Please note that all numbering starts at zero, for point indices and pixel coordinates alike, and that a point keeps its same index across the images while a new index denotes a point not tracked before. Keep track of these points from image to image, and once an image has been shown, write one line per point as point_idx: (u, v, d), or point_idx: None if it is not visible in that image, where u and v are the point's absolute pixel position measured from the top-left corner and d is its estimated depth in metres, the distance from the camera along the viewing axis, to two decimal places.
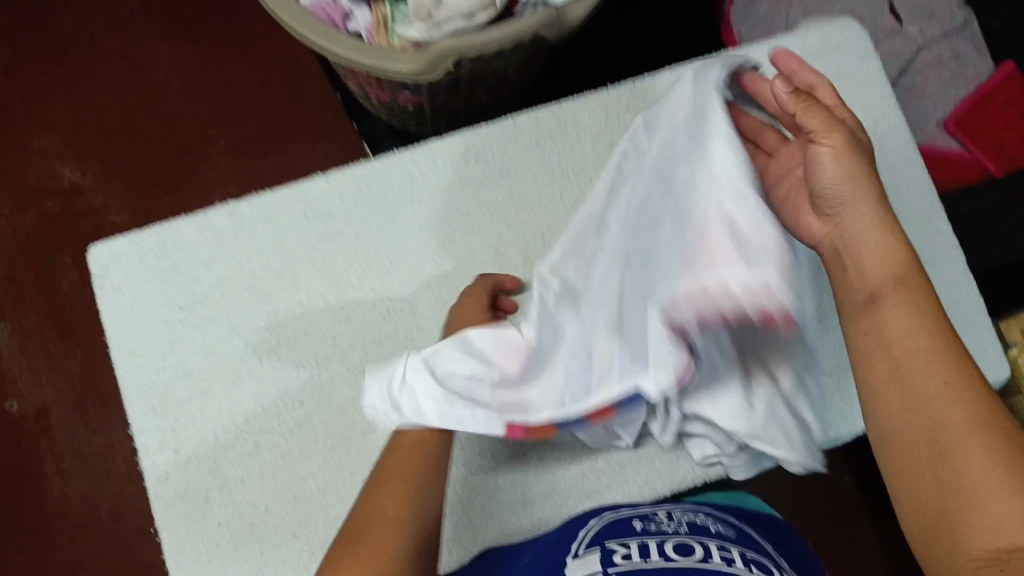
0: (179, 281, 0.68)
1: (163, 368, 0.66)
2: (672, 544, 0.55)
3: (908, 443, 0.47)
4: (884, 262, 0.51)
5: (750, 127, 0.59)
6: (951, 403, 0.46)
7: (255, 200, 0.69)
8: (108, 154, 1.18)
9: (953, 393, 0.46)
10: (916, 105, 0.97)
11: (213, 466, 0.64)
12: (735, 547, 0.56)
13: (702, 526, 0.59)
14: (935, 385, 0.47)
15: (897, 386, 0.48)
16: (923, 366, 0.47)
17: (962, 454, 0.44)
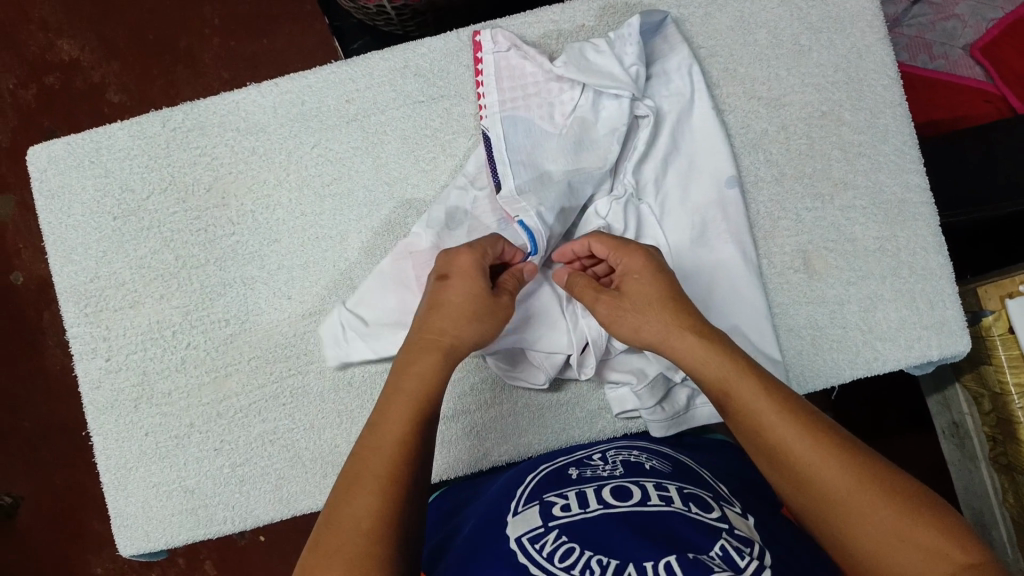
0: (112, 189, 0.66)
1: (97, 277, 0.66)
2: (609, 488, 0.52)
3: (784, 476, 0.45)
4: (713, 376, 0.48)
5: (567, 288, 0.55)
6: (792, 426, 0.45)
7: (187, 107, 0.65)
8: (99, 26, 1.10)
9: (808, 469, 0.44)
10: (943, 24, 0.87)
11: (143, 377, 0.65)
12: (672, 484, 0.53)
13: (637, 464, 0.56)
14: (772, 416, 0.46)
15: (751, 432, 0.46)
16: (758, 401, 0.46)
17: (821, 476, 0.44)
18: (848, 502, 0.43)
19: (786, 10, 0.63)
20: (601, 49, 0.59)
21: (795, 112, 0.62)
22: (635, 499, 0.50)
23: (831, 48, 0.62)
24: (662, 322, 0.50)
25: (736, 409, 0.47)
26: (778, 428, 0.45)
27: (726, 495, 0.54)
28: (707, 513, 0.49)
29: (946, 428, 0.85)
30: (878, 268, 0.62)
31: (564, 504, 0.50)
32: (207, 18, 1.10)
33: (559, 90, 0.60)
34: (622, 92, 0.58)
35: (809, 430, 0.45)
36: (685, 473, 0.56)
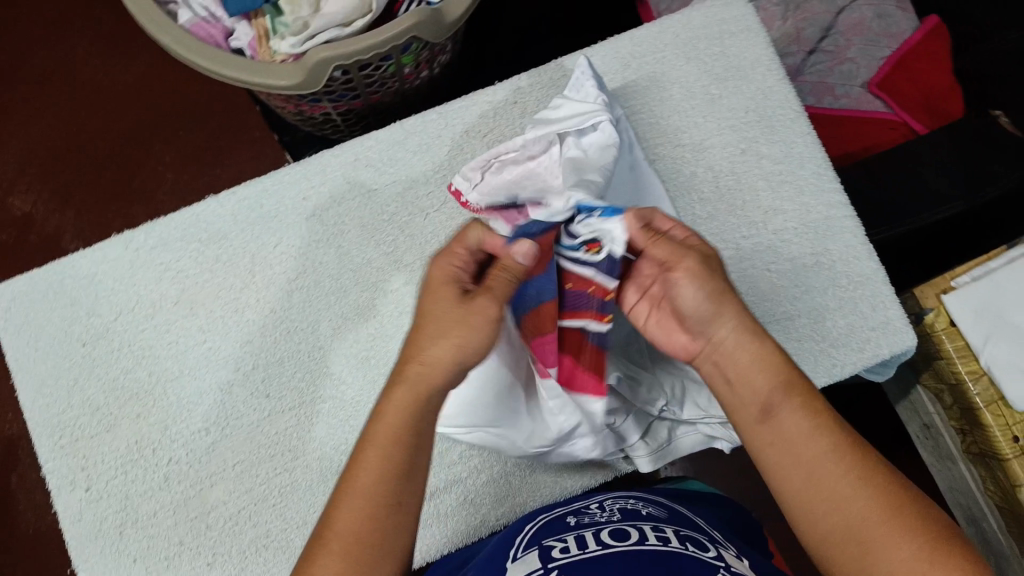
0: (79, 316, 0.67)
1: (70, 405, 0.66)
2: (607, 531, 0.52)
3: (813, 491, 0.46)
4: (759, 390, 0.49)
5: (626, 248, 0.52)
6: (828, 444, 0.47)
7: (148, 227, 0.68)
8: (50, 180, 1.13)
9: (843, 485, 0.45)
10: (839, 68, 0.94)
11: (125, 501, 0.64)
12: (669, 527, 0.53)
13: (633, 510, 0.56)
14: (815, 432, 0.47)
15: (789, 450, 0.47)
16: (801, 421, 0.48)
17: (858, 491, 0.45)
18: (877, 518, 0.44)
19: (693, 65, 0.69)
20: (558, 108, 0.65)
21: (717, 153, 0.68)
22: (633, 539, 0.50)
23: (739, 93, 0.68)
24: (732, 311, 0.50)
25: (781, 411, 0.48)
26: (813, 438, 0.47)
27: (720, 540, 0.54)
28: (703, 552, 0.50)
29: (919, 430, 0.92)
30: (820, 281, 0.65)
31: (563, 546, 0.51)
32: (157, 157, 1.14)
33: (540, 153, 0.64)
34: (597, 117, 0.63)
35: (844, 447, 0.47)
36: (680, 517, 0.56)
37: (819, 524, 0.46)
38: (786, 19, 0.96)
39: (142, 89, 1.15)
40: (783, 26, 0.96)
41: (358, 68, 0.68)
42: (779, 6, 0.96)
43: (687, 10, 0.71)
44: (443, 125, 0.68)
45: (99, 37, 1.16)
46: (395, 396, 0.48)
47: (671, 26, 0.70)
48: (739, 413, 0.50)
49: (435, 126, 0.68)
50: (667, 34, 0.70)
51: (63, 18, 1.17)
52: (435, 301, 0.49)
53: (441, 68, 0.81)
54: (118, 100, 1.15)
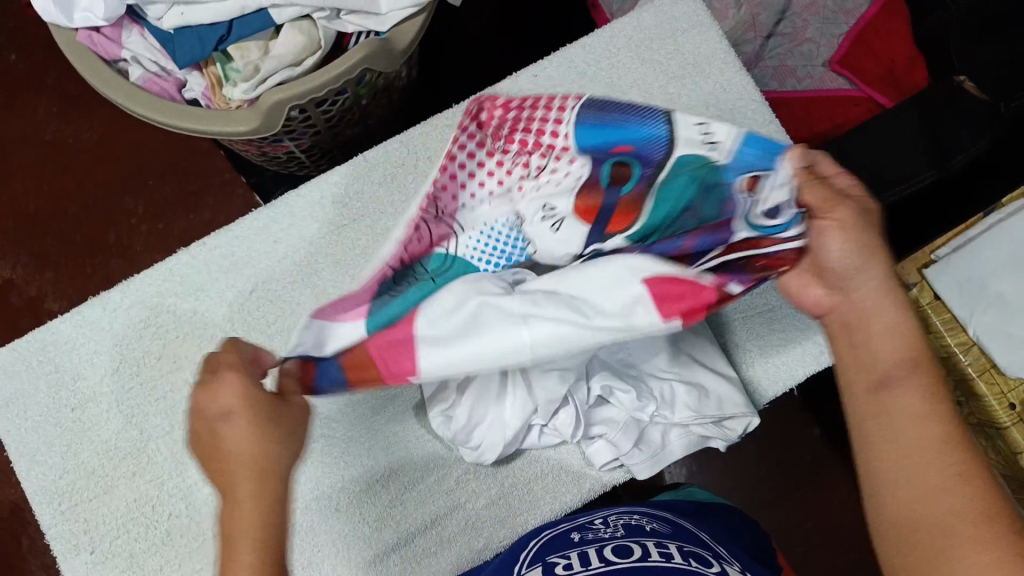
0: (65, 381, 0.67)
1: (64, 471, 0.66)
2: (610, 547, 0.52)
3: (916, 466, 0.43)
4: (873, 361, 0.46)
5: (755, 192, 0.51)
6: (936, 422, 0.44)
7: (124, 286, 0.68)
8: (29, 242, 1.14)
9: (950, 461, 0.42)
10: (799, 49, 0.94)
11: (130, 559, 0.64)
12: (672, 543, 0.53)
13: (637, 526, 0.56)
14: (932, 411, 0.44)
15: (903, 421, 0.44)
16: (917, 399, 0.44)
17: (961, 477, 0.42)
18: (969, 517, 0.41)
19: (649, 67, 0.69)
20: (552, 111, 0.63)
21: None
22: (637, 555, 0.50)
23: (698, 89, 0.69)
24: (876, 270, 0.47)
25: (899, 387, 0.45)
26: (927, 422, 0.44)
27: (724, 556, 0.54)
28: (708, 567, 0.50)
29: None
30: None
31: (567, 563, 0.51)
32: (132, 208, 1.14)
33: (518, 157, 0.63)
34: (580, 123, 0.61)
35: (963, 440, 0.43)
36: (684, 532, 0.56)
37: (907, 503, 0.42)
38: (739, 7, 0.95)
39: (109, 144, 1.16)
40: (737, 14, 0.95)
41: (315, 105, 0.69)
42: None
43: (637, 12, 0.71)
44: (406, 153, 0.69)
45: (60, 96, 1.17)
46: (240, 487, 0.49)
47: (623, 30, 0.70)
48: (852, 381, 0.46)
49: (398, 155, 0.68)
50: (619, 38, 0.70)
51: (24, 80, 1.17)
52: (223, 428, 0.50)
53: (400, 94, 0.81)
54: (88, 157, 1.15)
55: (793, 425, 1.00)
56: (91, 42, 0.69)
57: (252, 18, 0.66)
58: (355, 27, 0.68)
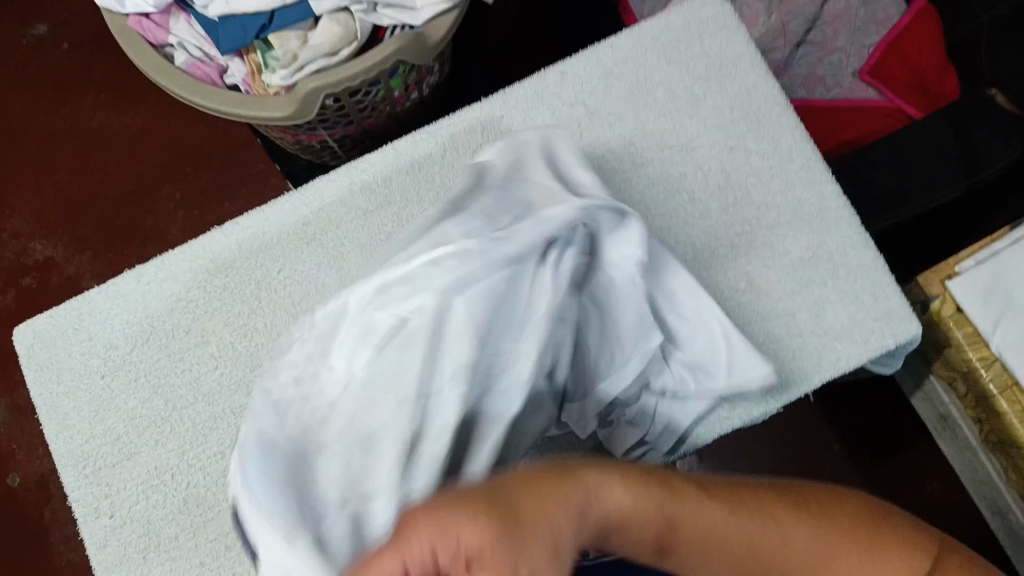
0: (96, 350, 0.69)
1: (91, 437, 0.68)
2: (607, 540, 0.53)
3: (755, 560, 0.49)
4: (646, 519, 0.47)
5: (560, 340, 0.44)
6: (730, 516, 0.49)
7: (157, 262, 0.70)
8: (69, 224, 1.18)
9: (764, 541, 0.49)
10: (828, 59, 0.94)
11: (148, 526, 0.66)
12: None
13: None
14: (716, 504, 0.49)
15: (710, 541, 0.49)
16: (705, 513, 0.49)
17: (796, 538, 0.49)
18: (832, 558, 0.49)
19: (675, 67, 0.70)
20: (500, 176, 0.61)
21: (705, 152, 0.69)
22: (633, 549, 0.51)
23: (723, 92, 0.69)
24: (592, 480, 0.45)
25: (687, 519, 0.48)
26: (737, 520, 0.49)
27: None
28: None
29: (936, 422, 0.92)
30: (818, 274, 0.66)
31: None
32: (168, 195, 1.18)
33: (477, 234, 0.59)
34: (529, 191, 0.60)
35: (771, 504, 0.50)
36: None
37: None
38: (771, 14, 0.95)
39: (150, 132, 1.19)
40: (768, 21, 0.95)
41: (348, 94, 0.71)
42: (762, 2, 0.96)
43: (666, 13, 0.72)
44: (433, 145, 0.70)
45: (105, 85, 1.21)
46: (533, 550, 0.39)
47: (650, 31, 0.71)
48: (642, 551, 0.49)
49: (425, 146, 0.70)
50: (647, 38, 0.71)
51: (72, 67, 1.21)
52: (532, 497, 0.41)
53: (429, 90, 0.83)
54: (129, 144, 1.19)
55: (811, 438, 0.99)
56: (141, 28, 0.72)
57: (292, 9, 0.69)
58: (390, 19, 0.70)
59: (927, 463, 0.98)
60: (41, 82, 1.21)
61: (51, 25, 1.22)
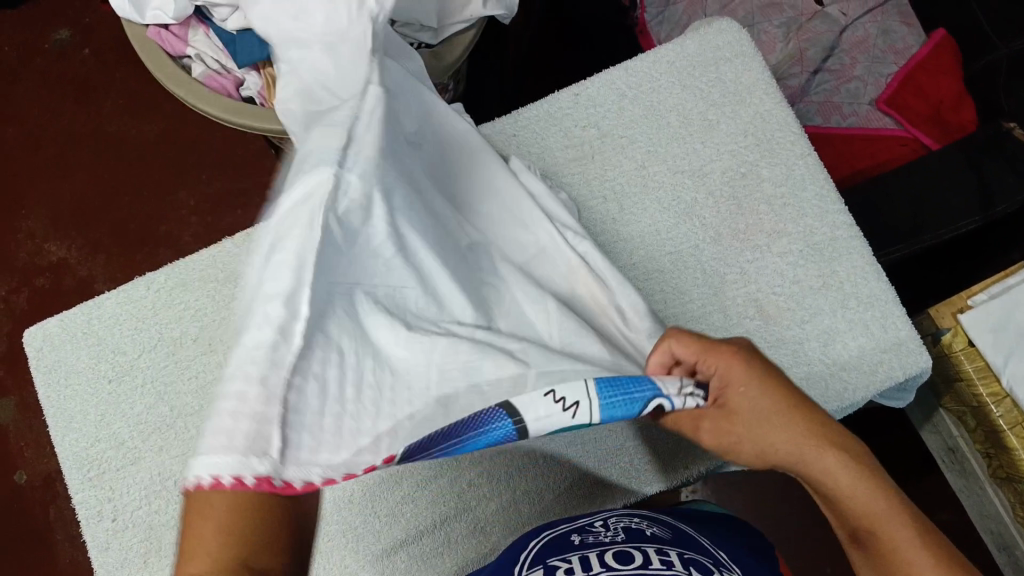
0: (105, 354, 0.70)
1: (96, 440, 0.68)
2: (611, 553, 0.52)
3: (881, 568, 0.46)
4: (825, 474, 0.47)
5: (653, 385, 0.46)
6: (889, 505, 0.46)
7: (169, 269, 0.71)
8: (84, 226, 1.19)
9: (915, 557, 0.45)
10: (846, 87, 0.94)
11: (149, 531, 0.66)
12: (672, 549, 0.53)
13: (638, 530, 0.57)
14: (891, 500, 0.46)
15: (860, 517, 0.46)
16: (875, 494, 0.46)
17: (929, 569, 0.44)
18: None
19: (690, 92, 0.70)
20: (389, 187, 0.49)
21: (717, 178, 0.68)
22: (637, 563, 0.50)
23: (737, 117, 0.69)
24: (770, 399, 0.46)
25: (836, 489, 0.46)
26: (897, 516, 0.46)
27: (724, 561, 0.54)
28: None
29: (945, 455, 0.91)
30: (827, 303, 0.66)
31: (569, 567, 0.51)
32: (183, 201, 1.19)
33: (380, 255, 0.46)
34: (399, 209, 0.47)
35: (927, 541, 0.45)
36: (684, 538, 0.56)
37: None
38: (788, 40, 0.96)
39: (168, 138, 1.21)
40: (786, 48, 0.96)
41: None
42: (781, 28, 0.97)
43: (683, 38, 0.72)
44: None
45: (125, 92, 1.23)
46: (745, 374, 0.46)
47: (667, 55, 0.72)
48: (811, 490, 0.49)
49: None
50: (662, 62, 0.71)
51: (94, 72, 1.23)
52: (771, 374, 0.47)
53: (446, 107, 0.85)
54: (147, 149, 1.21)
55: None
56: (159, 38, 0.73)
57: None
58: (407, 36, 0.71)
59: (932, 496, 0.96)
60: (63, 85, 1.23)
61: (74, 30, 1.24)
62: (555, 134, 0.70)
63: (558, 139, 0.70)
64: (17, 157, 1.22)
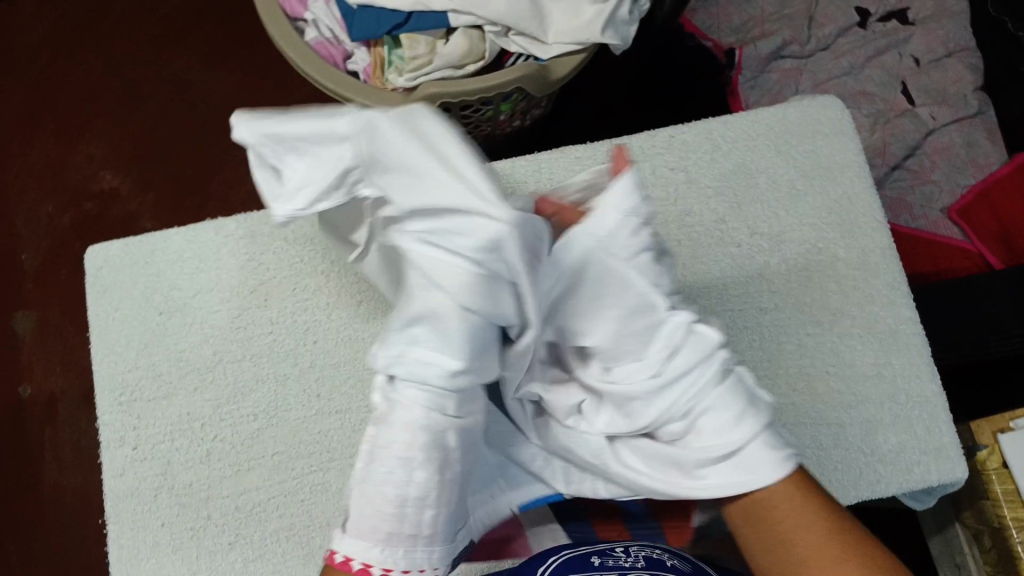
0: (161, 287, 0.71)
1: (136, 367, 0.69)
2: None
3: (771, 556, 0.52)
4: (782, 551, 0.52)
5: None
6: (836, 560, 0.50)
7: (242, 217, 0.72)
8: (142, 160, 1.21)
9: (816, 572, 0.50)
10: (921, 188, 0.95)
11: (166, 468, 0.66)
12: None
13: (658, 560, 0.54)
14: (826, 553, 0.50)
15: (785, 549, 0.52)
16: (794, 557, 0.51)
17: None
18: None
19: (782, 159, 0.71)
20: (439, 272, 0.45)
21: (794, 246, 0.69)
22: None
23: (824, 192, 0.70)
24: None
25: None
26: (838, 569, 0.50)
27: None
28: None
29: (951, 569, 0.90)
30: (878, 394, 0.66)
31: None
32: (245, 157, 1.21)
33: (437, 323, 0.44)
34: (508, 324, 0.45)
35: None
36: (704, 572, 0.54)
37: None
38: (873, 132, 0.97)
39: (244, 94, 1.22)
40: (870, 136, 0.97)
41: (459, 107, 0.76)
42: (868, 117, 0.97)
43: (784, 104, 0.73)
44: (529, 170, 0.72)
45: (211, 39, 1.24)
46: None
47: (767, 117, 0.73)
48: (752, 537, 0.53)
49: (523, 170, 0.71)
50: (761, 124, 0.72)
51: (187, 14, 1.25)
52: None
53: (531, 121, 0.88)
54: (222, 99, 1.22)
55: None
56: None
57: (428, 15, 0.71)
58: (516, 46, 0.73)
59: None
60: (156, 21, 1.25)
61: None
62: (641, 171, 0.71)
63: (645, 173, 0.71)
64: (93, 79, 1.24)
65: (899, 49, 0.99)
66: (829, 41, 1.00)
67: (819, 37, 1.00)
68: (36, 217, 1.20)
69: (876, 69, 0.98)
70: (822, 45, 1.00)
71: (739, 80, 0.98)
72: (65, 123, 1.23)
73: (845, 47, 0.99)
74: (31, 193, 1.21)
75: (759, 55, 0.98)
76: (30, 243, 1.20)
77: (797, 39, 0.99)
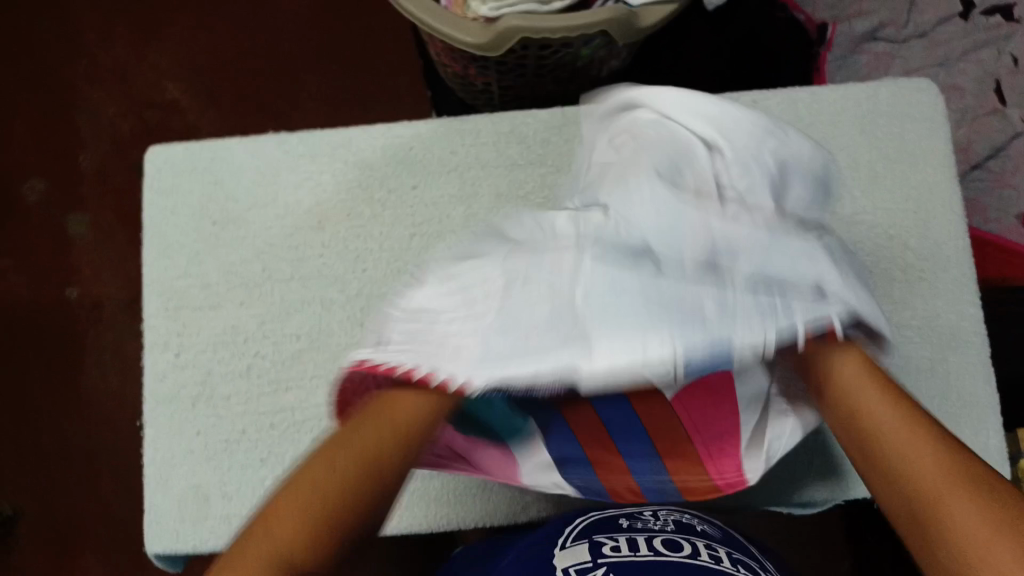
0: (218, 198, 0.71)
1: (186, 275, 0.69)
2: (660, 540, 0.49)
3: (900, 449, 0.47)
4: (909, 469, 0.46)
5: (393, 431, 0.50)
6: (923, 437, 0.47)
7: (305, 137, 0.72)
8: (207, 76, 1.21)
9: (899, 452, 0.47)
10: (999, 191, 0.91)
11: (206, 377, 0.67)
12: (721, 547, 0.49)
13: (689, 524, 0.53)
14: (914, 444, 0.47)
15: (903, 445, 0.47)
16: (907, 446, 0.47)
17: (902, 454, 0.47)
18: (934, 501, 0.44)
19: (866, 140, 0.69)
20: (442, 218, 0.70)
21: (864, 230, 0.67)
22: (687, 553, 0.47)
23: (904, 179, 0.68)
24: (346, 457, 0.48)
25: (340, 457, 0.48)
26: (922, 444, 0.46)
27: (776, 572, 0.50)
28: None
29: None
30: (928, 387, 0.64)
31: (615, 546, 0.48)
32: (310, 85, 1.20)
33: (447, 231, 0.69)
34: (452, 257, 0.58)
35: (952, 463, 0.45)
36: (735, 541, 0.52)
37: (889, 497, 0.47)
38: (958, 128, 0.93)
39: (316, 20, 1.21)
40: (954, 132, 0.93)
41: (537, 46, 0.73)
42: (955, 113, 0.93)
43: (876, 83, 0.70)
44: (601, 125, 0.70)
45: None
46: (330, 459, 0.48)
47: (855, 94, 0.70)
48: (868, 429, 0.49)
49: (596, 128, 0.70)
50: (849, 101, 0.70)
51: None
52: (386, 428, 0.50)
53: (606, 74, 0.86)
54: (294, 23, 1.21)
55: None
56: None
57: None
58: None
59: None
60: None
61: None
62: None
63: None
64: None
65: (999, 46, 0.93)
66: (927, 28, 0.95)
67: (918, 22, 0.95)
68: (98, 120, 1.21)
69: (972, 64, 0.93)
70: (919, 31, 0.95)
71: (827, 56, 0.96)
72: (135, 30, 1.23)
73: (943, 36, 0.95)
74: (96, 96, 1.22)
75: (853, 35, 0.96)
76: (90, 146, 1.21)
77: (894, 22, 0.95)
